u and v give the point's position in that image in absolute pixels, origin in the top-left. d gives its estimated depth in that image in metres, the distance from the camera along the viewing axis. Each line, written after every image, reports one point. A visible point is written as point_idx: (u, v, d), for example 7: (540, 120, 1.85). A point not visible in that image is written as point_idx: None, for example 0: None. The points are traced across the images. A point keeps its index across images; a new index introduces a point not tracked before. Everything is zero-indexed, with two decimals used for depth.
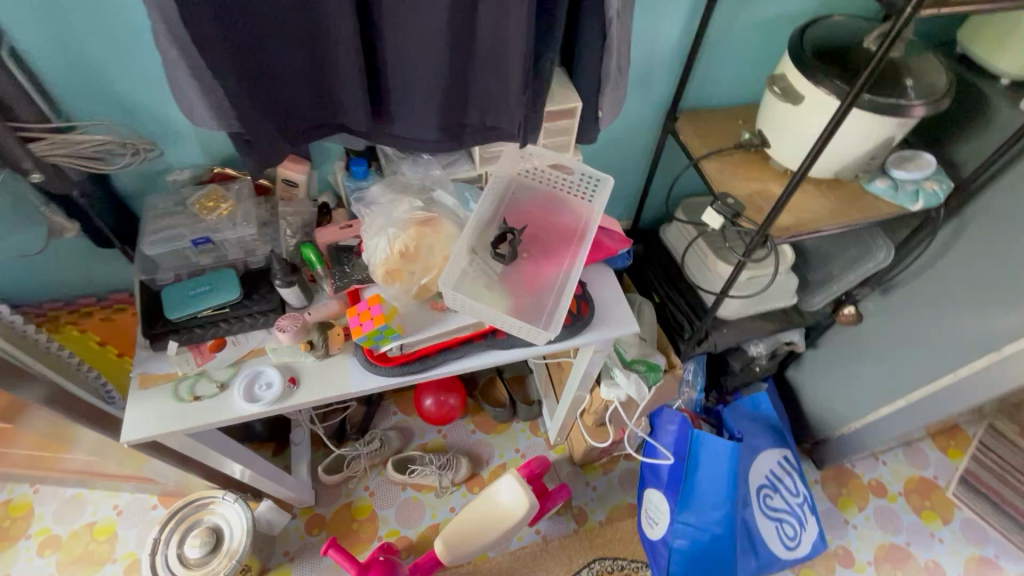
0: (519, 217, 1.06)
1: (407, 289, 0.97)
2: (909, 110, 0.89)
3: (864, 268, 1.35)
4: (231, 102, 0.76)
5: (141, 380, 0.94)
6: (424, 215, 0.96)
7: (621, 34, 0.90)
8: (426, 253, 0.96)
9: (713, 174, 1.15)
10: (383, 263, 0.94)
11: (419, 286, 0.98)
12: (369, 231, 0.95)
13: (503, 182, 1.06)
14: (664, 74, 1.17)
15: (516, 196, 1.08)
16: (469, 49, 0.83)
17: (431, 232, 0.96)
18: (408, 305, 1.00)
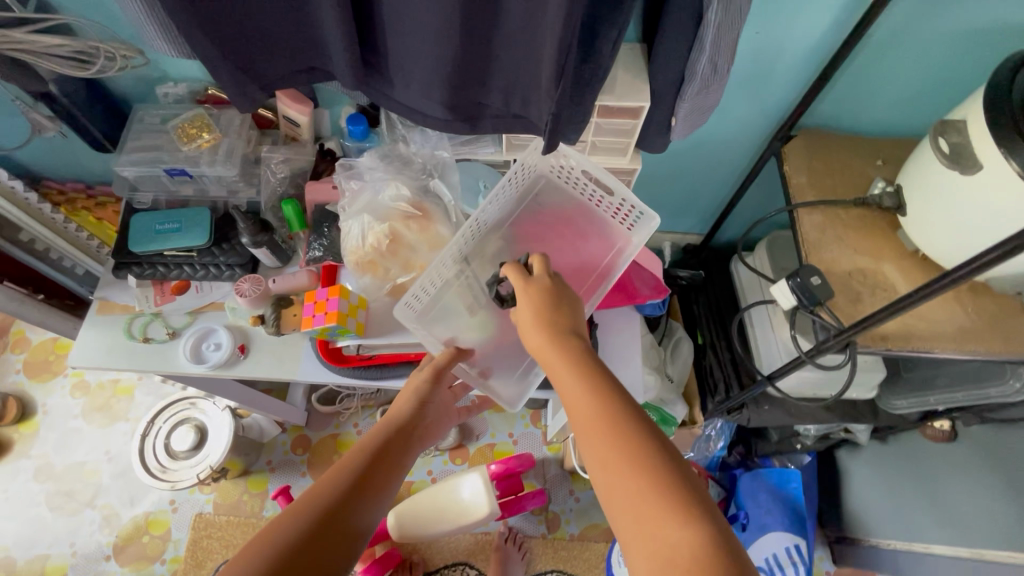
0: (534, 230, 0.85)
1: (380, 288, 0.82)
2: None
3: (981, 393, 1.00)
4: (182, 33, 0.60)
5: (101, 306, 0.90)
6: (410, 206, 0.79)
7: (723, 24, 0.61)
8: (408, 250, 0.79)
9: (808, 230, 0.86)
10: (355, 251, 0.79)
11: (395, 284, 0.82)
12: (348, 207, 0.80)
13: (524, 182, 0.84)
14: (787, 77, 0.85)
15: (541, 201, 0.86)
16: (492, 5, 0.59)
17: (413, 227, 0.78)
18: (380, 300, 0.86)
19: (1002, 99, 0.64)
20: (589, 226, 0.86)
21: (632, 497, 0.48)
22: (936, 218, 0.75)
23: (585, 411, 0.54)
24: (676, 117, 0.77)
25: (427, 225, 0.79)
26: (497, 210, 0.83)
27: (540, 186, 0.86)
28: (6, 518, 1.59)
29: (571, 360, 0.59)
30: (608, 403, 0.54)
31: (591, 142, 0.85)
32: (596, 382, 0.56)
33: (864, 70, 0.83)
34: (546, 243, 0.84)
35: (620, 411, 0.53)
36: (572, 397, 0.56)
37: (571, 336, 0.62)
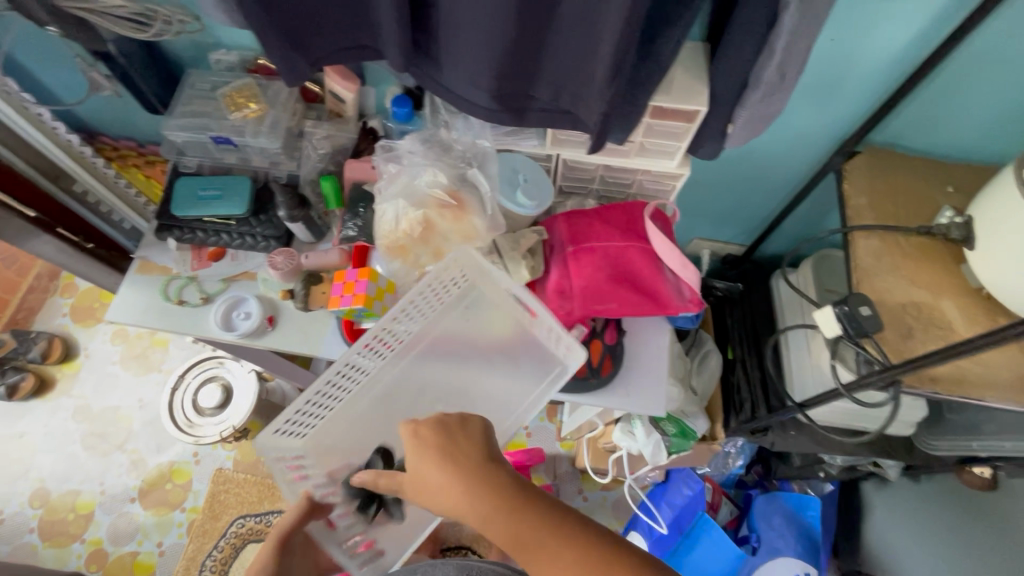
0: (457, 350, 0.85)
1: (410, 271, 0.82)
2: None
3: None
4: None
5: (141, 265, 0.92)
6: (446, 199, 0.78)
7: (797, 31, 0.57)
8: (441, 239, 0.79)
9: (861, 256, 0.80)
10: (387, 233, 0.78)
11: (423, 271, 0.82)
12: (388, 186, 0.80)
13: (452, 302, 0.84)
14: (858, 90, 0.80)
15: (468, 321, 0.84)
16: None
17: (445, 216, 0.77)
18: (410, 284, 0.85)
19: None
20: (515, 350, 0.85)
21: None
22: (1009, 256, 0.69)
23: (538, 558, 0.53)
24: (734, 123, 0.73)
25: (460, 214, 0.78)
26: (423, 327, 0.83)
27: (470, 303, 0.85)
28: (44, 452, 1.69)
29: (491, 515, 0.55)
30: (550, 540, 0.53)
31: (640, 143, 0.82)
32: (534, 525, 0.54)
33: (945, 88, 0.76)
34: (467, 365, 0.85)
35: (569, 536, 0.53)
36: (517, 549, 0.54)
37: (482, 487, 0.56)
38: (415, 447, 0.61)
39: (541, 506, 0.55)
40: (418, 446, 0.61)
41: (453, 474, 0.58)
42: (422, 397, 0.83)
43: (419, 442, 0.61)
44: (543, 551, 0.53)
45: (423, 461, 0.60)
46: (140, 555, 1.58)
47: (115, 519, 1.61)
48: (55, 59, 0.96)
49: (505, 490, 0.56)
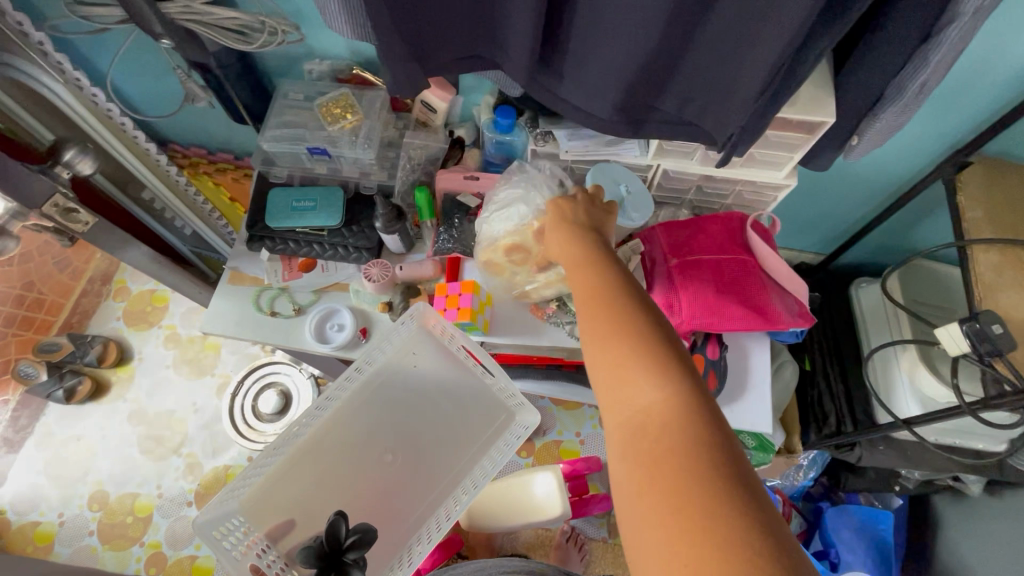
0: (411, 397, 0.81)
1: (521, 285, 0.83)
2: None
3: None
4: (368, 7, 0.58)
5: (232, 276, 0.92)
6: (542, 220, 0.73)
7: (960, 44, 0.54)
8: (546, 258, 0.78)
9: (982, 271, 0.77)
10: (488, 250, 0.79)
11: (523, 287, 0.82)
12: (490, 207, 0.79)
13: (399, 353, 0.81)
14: (981, 98, 0.76)
15: (416, 370, 0.81)
16: (705, 2, 0.54)
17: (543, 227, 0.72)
18: (511, 290, 0.85)
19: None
20: (465, 398, 0.82)
21: (627, 380, 0.46)
22: None
23: (593, 307, 0.52)
24: (861, 135, 0.70)
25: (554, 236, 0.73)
26: (378, 373, 0.80)
27: (422, 356, 0.82)
28: (103, 455, 1.71)
29: (584, 262, 0.57)
30: (622, 301, 0.51)
31: (749, 154, 0.79)
32: (613, 285, 0.53)
33: None
34: (415, 415, 0.80)
35: (639, 310, 0.50)
36: (590, 296, 0.53)
37: (599, 256, 0.58)
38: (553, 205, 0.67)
39: (633, 284, 0.54)
40: (561, 205, 0.67)
41: (575, 235, 0.62)
42: (366, 449, 0.78)
43: (558, 205, 0.67)
44: (608, 304, 0.51)
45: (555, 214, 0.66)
46: (199, 560, 1.58)
47: (173, 523, 1.62)
48: (144, 70, 0.96)
49: (608, 258, 0.57)
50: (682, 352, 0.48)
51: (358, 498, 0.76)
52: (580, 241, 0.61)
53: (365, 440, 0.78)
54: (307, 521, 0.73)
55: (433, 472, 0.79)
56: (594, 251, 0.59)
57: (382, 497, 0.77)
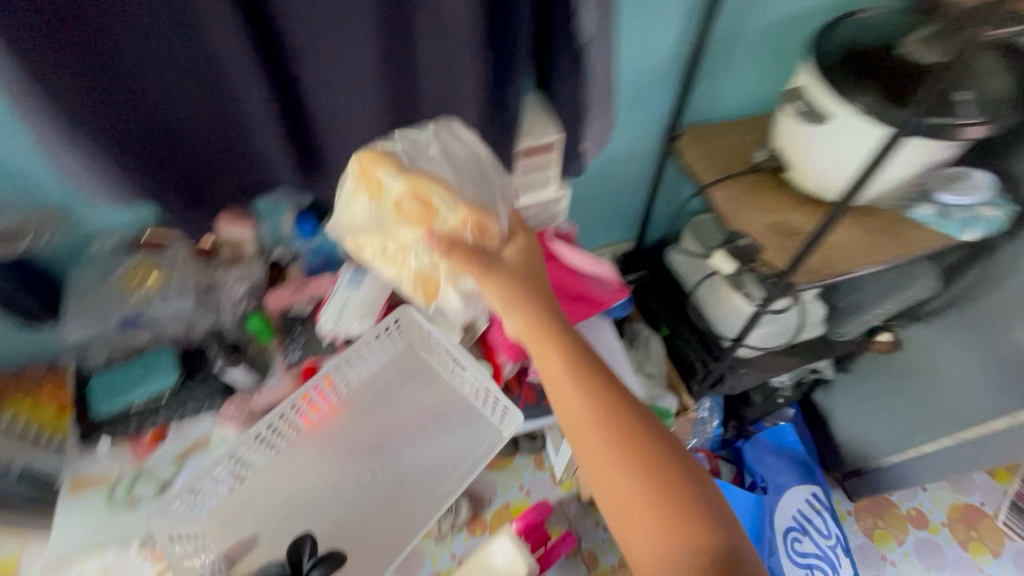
0: (396, 412, 0.93)
1: (380, 232, 0.73)
2: (957, 133, 0.74)
3: (903, 297, 1.18)
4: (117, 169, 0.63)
5: (73, 484, 0.84)
6: (495, 228, 0.71)
7: (601, 58, 0.74)
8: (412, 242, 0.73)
9: (722, 205, 0.97)
10: (398, 190, 0.68)
11: (395, 253, 0.75)
12: (439, 145, 0.71)
13: (386, 370, 0.95)
14: (662, 90, 1.00)
15: (404, 388, 0.94)
16: (409, 65, 0.68)
17: (492, 244, 0.72)
18: (364, 217, 0.72)
19: (834, 61, 0.81)
20: (449, 412, 0.93)
21: (646, 504, 0.55)
22: (811, 164, 0.88)
23: (599, 433, 0.58)
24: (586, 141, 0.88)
25: (491, 238, 0.71)
26: (362, 393, 0.93)
27: (397, 376, 0.95)
28: None
29: (578, 377, 0.61)
30: (630, 426, 0.58)
31: (520, 183, 0.94)
32: (628, 427, 0.58)
33: (715, 71, 0.99)
34: (395, 429, 0.91)
35: (644, 429, 0.58)
36: (599, 422, 0.59)
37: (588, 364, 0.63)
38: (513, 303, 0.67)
39: (644, 420, 0.59)
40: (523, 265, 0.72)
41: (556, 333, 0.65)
42: (344, 473, 0.88)
43: (522, 301, 0.66)
44: (628, 455, 0.57)
45: (531, 325, 0.65)
46: None
47: None
48: None
49: (608, 384, 0.61)
50: (686, 459, 0.58)
51: (335, 520, 0.84)
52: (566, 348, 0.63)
53: (348, 465, 0.88)
54: (268, 536, 0.81)
55: (415, 489, 0.87)
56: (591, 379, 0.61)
57: (360, 519, 0.85)
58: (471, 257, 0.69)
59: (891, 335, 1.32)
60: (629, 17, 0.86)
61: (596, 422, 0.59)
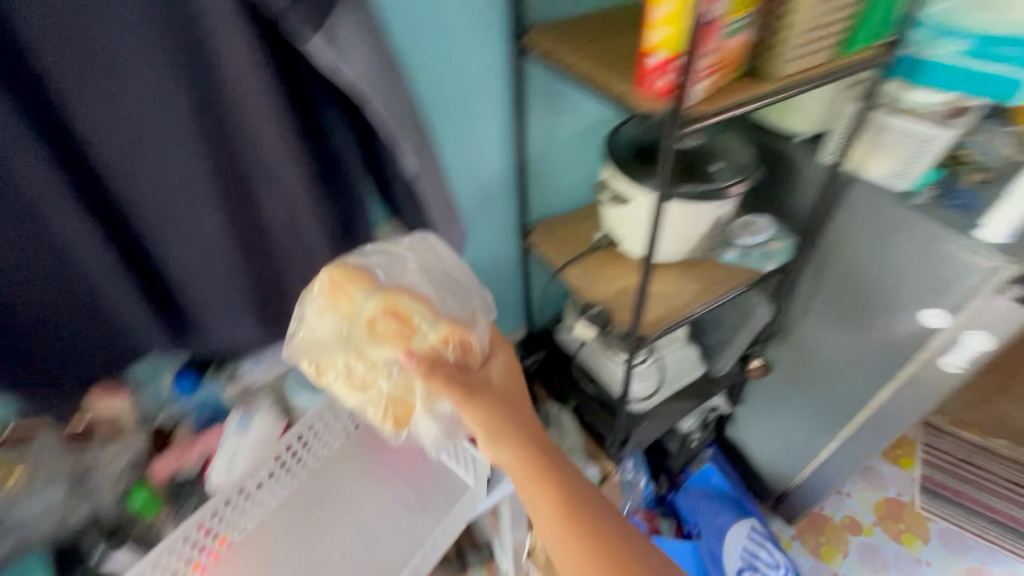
0: (370, 493, 0.99)
1: (346, 353, 0.77)
2: (720, 194, 0.96)
3: (750, 328, 1.34)
4: None
5: None
6: (478, 346, 0.82)
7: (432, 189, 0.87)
8: (384, 360, 0.77)
9: (577, 282, 1.13)
10: (375, 304, 0.76)
11: (367, 375, 0.79)
12: (415, 262, 0.82)
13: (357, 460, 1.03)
14: (504, 198, 1.16)
15: (378, 473, 1.02)
16: (260, 231, 0.79)
17: (475, 364, 0.82)
18: (333, 335, 0.76)
19: (625, 160, 1.00)
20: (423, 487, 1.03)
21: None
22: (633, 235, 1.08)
23: (564, 515, 0.70)
24: None
25: (471, 354, 0.80)
26: (332, 480, 0.99)
27: (357, 455, 1.04)
28: None
29: (543, 466, 0.73)
30: (586, 508, 0.71)
31: None
32: (582, 516, 0.70)
33: (542, 176, 1.18)
34: (366, 499, 0.99)
35: (597, 511, 0.71)
36: (561, 504, 0.70)
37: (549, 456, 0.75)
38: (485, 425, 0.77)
39: (594, 510, 0.71)
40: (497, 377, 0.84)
41: (523, 430, 0.77)
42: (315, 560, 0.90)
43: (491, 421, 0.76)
44: (586, 534, 0.69)
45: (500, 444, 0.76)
46: None
47: None
48: None
49: (566, 485, 0.72)
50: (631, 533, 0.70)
51: None
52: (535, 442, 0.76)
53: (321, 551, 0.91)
54: None
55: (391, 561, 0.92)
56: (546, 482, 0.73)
57: None
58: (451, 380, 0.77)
59: (761, 359, 1.44)
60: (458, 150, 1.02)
61: (561, 505, 0.70)
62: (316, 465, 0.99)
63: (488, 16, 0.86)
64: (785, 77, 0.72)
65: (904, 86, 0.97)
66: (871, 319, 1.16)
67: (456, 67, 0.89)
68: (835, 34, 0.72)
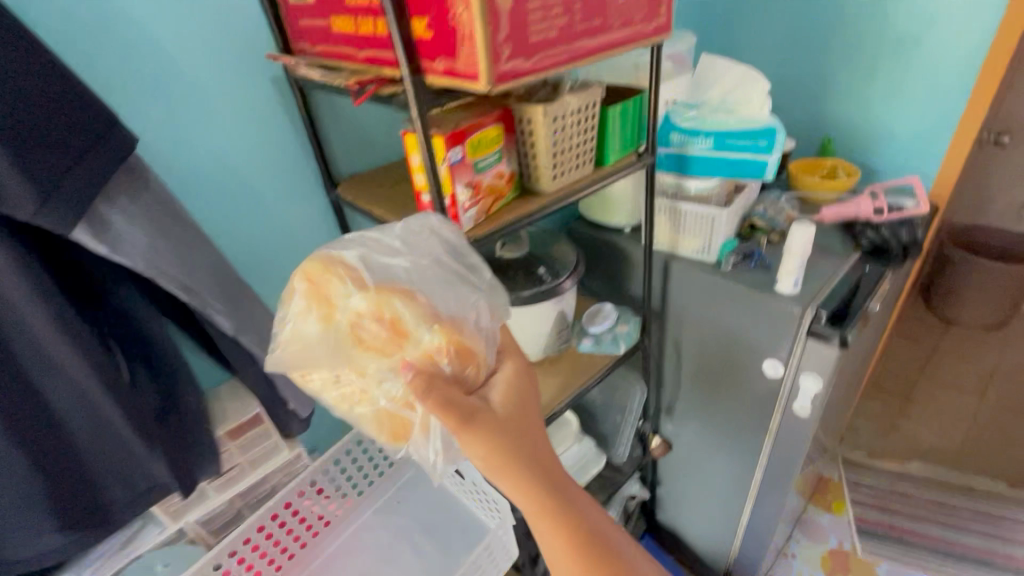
0: (404, 521, 1.09)
1: (333, 365, 0.62)
2: (550, 293, 1.03)
3: (635, 407, 1.38)
4: None
5: None
6: (482, 357, 0.66)
7: (260, 341, 0.86)
8: (376, 372, 0.63)
9: None
10: (363, 307, 0.61)
11: (357, 390, 0.64)
12: (407, 257, 0.65)
13: (395, 497, 1.13)
14: None
15: (410, 503, 1.12)
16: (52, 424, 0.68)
17: (477, 379, 0.66)
18: (315, 344, 0.61)
19: None
20: (454, 517, 1.11)
21: None
22: None
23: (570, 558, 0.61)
24: (287, 403, 0.95)
25: (475, 360, 0.65)
26: (372, 513, 1.10)
27: (398, 493, 1.13)
28: None
29: (557, 503, 0.62)
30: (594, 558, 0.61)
31: (243, 463, 0.95)
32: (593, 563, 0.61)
33: None
34: (405, 523, 1.09)
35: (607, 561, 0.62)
36: (568, 549, 0.62)
37: (561, 495, 0.63)
38: (492, 458, 0.60)
39: (604, 535, 0.63)
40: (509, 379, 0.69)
41: (537, 450, 0.64)
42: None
43: (504, 450, 0.61)
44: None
45: (513, 476, 0.61)
46: None
47: None
48: None
49: (576, 507, 0.63)
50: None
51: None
52: (547, 476, 0.63)
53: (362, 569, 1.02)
54: None
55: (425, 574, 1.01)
56: (554, 513, 0.62)
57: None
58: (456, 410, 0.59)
59: (659, 438, 1.47)
60: None
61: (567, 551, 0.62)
62: (358, 505, 1.09)
63: (300, 180, 0.94)
64: (552, 192, 0.83)
65: (679, 177, 1.13)
66: (729, 380, 1.23)
67: (276, 224, 0.94)
68: (587, 151, 0.85)
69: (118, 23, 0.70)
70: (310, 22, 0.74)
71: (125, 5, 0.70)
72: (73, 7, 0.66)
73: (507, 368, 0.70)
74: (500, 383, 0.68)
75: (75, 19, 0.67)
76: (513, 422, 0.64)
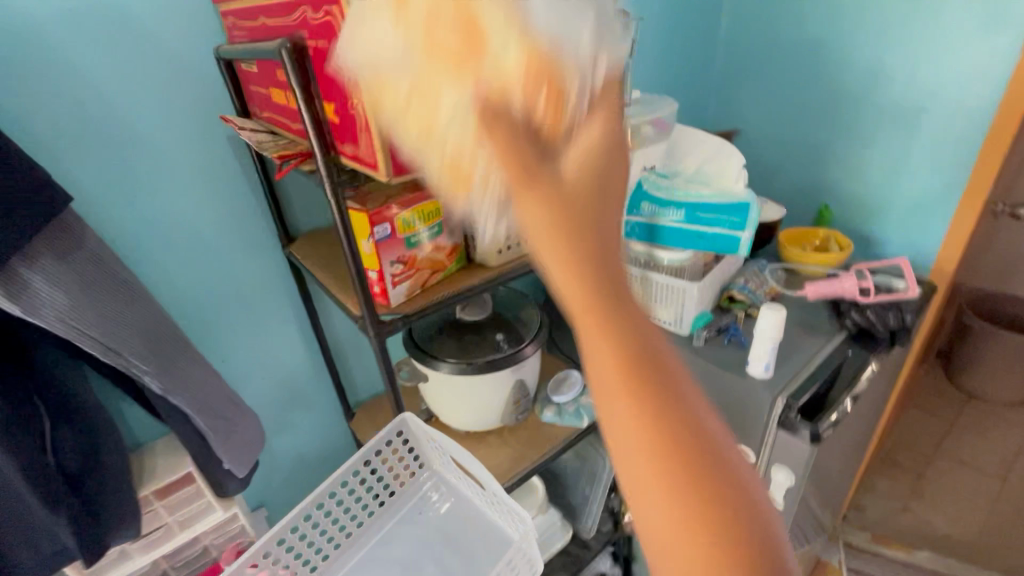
0: (433, 525, 1.02)
1: (400, 76, 0.41)
2: (506, 362, 0.99)
3: (603, 480, 1.30)
4: None
5: None
6: (573, 107, 0.37)
7: (192, 399, 0.83)
8: (440, 92, 0.40)
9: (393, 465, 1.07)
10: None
11: (413, 121, 0.43)
12: None
13: (417, 498, 1.05)
14: (318, 384, 1.12)
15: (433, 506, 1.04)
16: None
17: (558, 133, 0.37)
18: (382, 43, 0.41)
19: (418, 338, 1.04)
20: (479, 519, 1.01)
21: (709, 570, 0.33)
22: (442, 407, 1.08)
23: (647, 455, 0.33)
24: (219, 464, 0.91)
25: (562, 111, 0.37)
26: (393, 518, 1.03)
27: (415, 493, 1.05)
28: None
29: (631, 378, 0.33)
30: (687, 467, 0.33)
31: (169, 522, 0.91)
32: (684, 472, 0.33)
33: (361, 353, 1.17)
34: (429, 528, 1.01)
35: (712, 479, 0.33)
36: (643, 442, 0.33)
37: (642, 361, 0.34)
38: (573, 255, 0.34)
39: (733, 466, 0.34)
40: (593, 144, 0.36)
41: (603, 278, 0.34)
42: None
43: (586, 256, 0.34)
44: (690, 501, 0.33)
45: (589, 306, 0.34)
46: None
47: None
48: None
49: (667, 380, 0.34)
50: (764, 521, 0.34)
51: None
52: (623, 328, 0.34)
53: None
54: None
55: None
56: (649, 397, 0.33)
57: None
58: (534, 181, 0.34)
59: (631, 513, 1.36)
60: (248, 347, 0.99)
61: (637, 448, 0.33)
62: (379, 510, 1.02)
63: (254, 233, 0.93)
64: (498, 266, 0.80)
65: (650, 247, 1.09)
66: None
67: (225, 276, 0.92)
68: None
69: (66, 82, 0.70)
70: (258, 88, 0.74)
71: (76, 63, 0.70)
72: (17, 69, 0.67)
73: (594, 116, 0.37)
74: (577, 139, 0.36)
75: (19, 80, 0.68)
76: (567, 213, 0.34)
